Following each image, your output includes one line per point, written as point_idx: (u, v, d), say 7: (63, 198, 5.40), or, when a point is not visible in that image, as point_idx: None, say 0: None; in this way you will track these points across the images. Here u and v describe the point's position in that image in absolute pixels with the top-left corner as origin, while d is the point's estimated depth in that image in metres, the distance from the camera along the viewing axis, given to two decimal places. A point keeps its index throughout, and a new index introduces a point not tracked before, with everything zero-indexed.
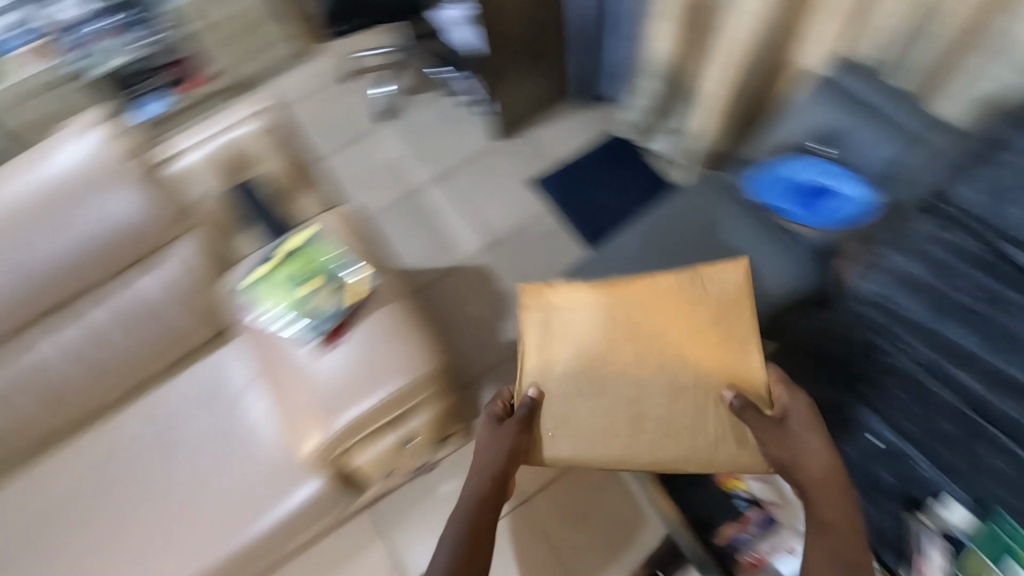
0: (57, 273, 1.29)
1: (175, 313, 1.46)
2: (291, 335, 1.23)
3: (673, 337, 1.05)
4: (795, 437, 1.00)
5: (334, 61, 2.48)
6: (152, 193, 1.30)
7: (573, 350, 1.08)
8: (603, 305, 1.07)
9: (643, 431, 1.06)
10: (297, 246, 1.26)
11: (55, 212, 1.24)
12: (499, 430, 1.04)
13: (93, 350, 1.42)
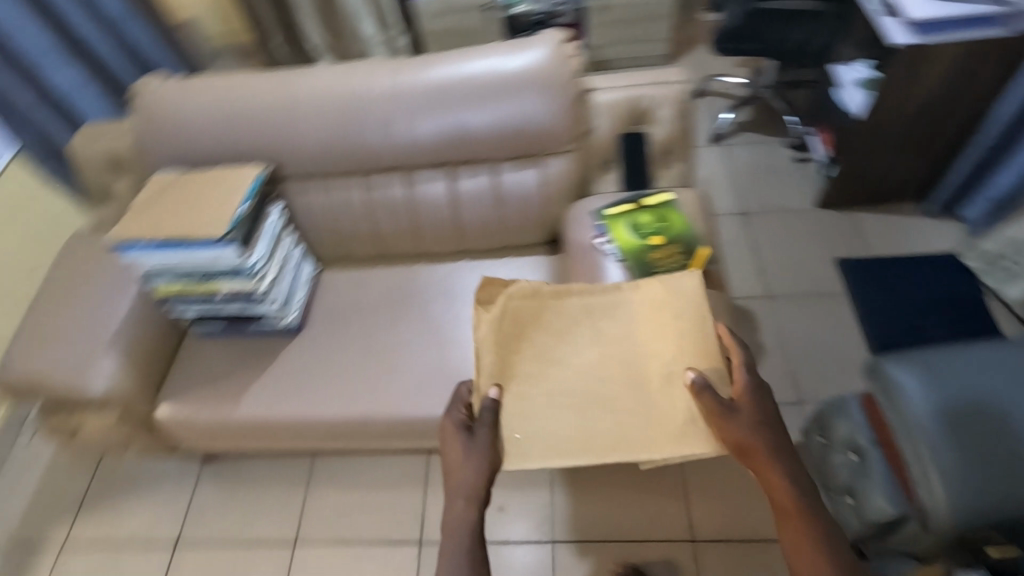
0: (354, 148, 1.27)
1: (503, 209, 1.32)
2: (627, 270, 1.13)
3: (604, 321, 1.01)
4: (745, 417, 0.89)
5: (651, 59, 2.46)
6: (545, 110, 1.22)
7: (513, 344, 0.99)
8: (501, 304, 1.00)
9: (584, 429, 0.94)
10: (652, 201, 1.17)
11: (434, 103, 1.23)
12: (470, 446, 0.94)
13: (339, 217, 1.36)
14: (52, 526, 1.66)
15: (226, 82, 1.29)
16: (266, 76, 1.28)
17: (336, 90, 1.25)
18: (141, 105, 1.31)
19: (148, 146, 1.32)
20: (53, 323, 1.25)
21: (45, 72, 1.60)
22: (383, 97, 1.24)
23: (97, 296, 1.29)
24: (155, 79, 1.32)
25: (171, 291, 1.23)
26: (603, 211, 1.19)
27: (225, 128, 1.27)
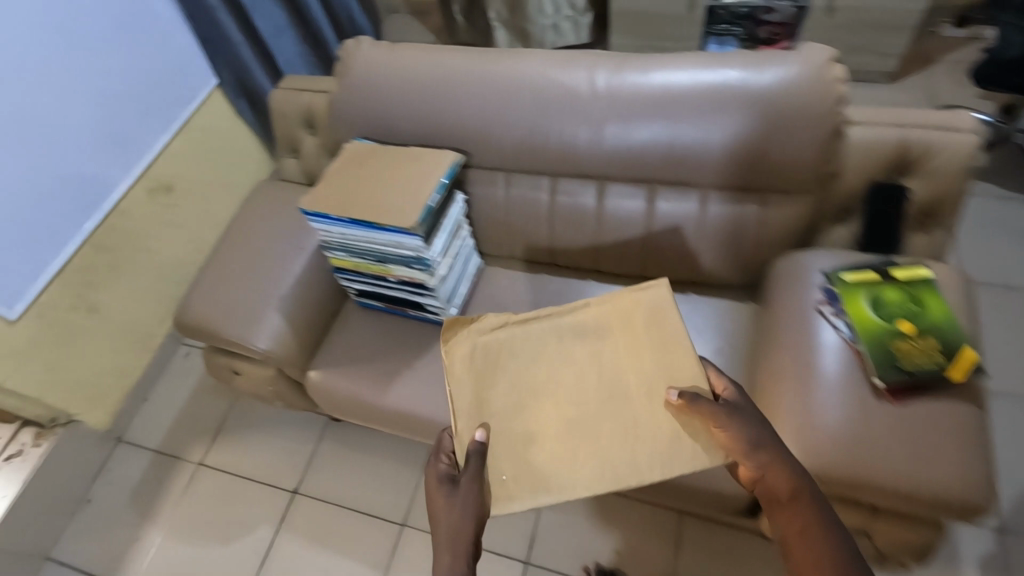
0: (554, 148, 1.17)
1: (700, 239, 1.16)
2: (854, 350, 0.95)
3: (587, 342, 0.93)
4: (747, 422, 0.82)
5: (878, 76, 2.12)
6: (789, 140, 1.03)
7: (490, 374, 0.92)
8: (496, 333, 0.95)
9: (573, 448, 0.85)
10: (908, 276, 0.98)
11: (656, 111, 1.09)
12: (457, 502, 0.82)
13: (518, 216, 1.26)
14: (194, 441, 1.81)
15: (435, 58, 1.22)
16: (475, 55, 1.20)
17: (546, 82, 1.15)
18: (347, 69, 1.28)
19: (349, 111, 1.29)
20: (237, 275, 1.31)
21: (256, 16, 1.97)
22: (598, 97, 1.12)
23: (278, 257, 1.32)
24: (365, 44, 1.27)
25: (347, 266, 1.21)
26: (840, 275, 1.00)
27: (426, 106, 1.21)
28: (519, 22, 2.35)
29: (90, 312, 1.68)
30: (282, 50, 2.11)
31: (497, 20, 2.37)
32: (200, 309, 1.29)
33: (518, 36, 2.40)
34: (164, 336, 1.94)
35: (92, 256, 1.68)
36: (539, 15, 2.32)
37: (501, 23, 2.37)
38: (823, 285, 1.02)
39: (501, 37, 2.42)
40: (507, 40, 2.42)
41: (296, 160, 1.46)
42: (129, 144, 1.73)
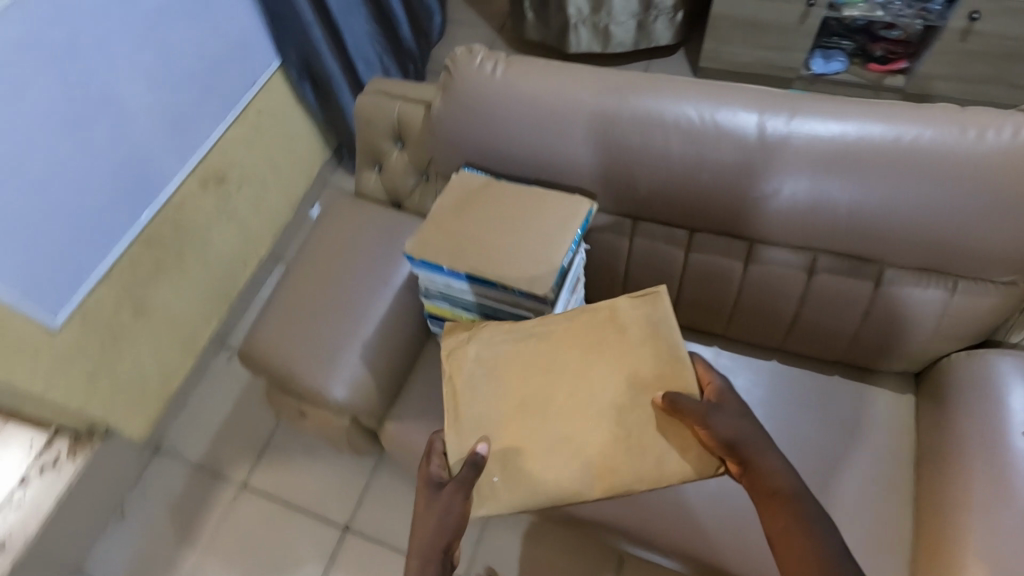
0: (708, 200, 0.99)
1: (857, 315, 1.02)
2: None
3: (581, 354, 0.94)
4: (732, 415, 0.85)
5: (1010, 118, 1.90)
6: (1001, 221, 0.87)
7: (484, 382, 0.96)
8: (498, 340, 0.97)
9: (562, 448, 0.90)
10: None
11: (846, 170, 0.91)
12: (441, 502, 0.88)
13: (645, 269, 1.12)
14: (238, 457, 1.68)
15: (570, 80, 1.04)
16: (617, 82, 1.02)
17: (708, 121, 0.96)
18: (457, 84, 1.09)
19: (456, 132, 1.12)
20: (317, 309, 1.16)
21: None
22: (772, 143, 0.93)
23: (364, 292, 1.17)
24: (481, 55, 1.09)
25: (446, 314, 1.11)
26: None
27: (557, 137, 1.04)
28: (601, 20, 2.13)
29: (136, 316, 1.53)
30: (351, 31, 1.93)
31: (575, 17, 2.12)
32: (274, 346, 1.14)
33: (598, 35, 2.18)
34: (207, 340, 1.79)
35: (141, 255, 1.52)
36: (622, 13, 2.11)
37: (580, 23, 2.14)
38: None
39: (576, 38, 2.19)
40: (586, 40, 2.19)
41: (379, 175, 1.30)
42: (186, 131, 1.56)
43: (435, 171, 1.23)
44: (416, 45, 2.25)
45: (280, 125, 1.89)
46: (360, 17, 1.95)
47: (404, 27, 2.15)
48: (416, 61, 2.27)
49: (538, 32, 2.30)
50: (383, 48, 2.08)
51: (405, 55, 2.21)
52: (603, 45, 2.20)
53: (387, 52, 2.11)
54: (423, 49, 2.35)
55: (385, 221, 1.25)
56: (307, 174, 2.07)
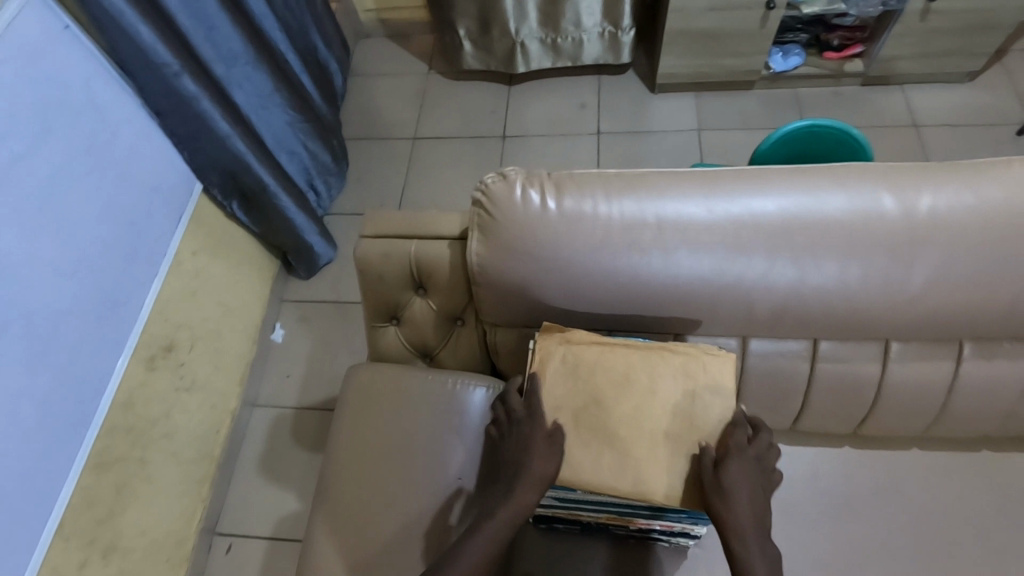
0: (840, 309, 0.83)
1: (1016, 397, 0.89)
2: None
3: (664, 391, 0.79)
4: (740, 475, 0.72)
5: (965, 89, 1.94)
6: None
7: (564, 385, 0.81)
8: (583, 358, 0.82)
9: (617, 462, 0.76)
10: None
11: (1001, 252, 0.78)
12: (526, 445, 0.78)
13: (764, 389, 0.94)
14: None
15: (646, 198, 0.85)
16: (699, 192, 0.84)
17: (827, 220, 0.81)
18: (500, 226, 0.87)
19: (508, 278, 0.88)
20: (384, 537, 0.93)
21: (232, 87, 1.48)
22: (909, 231, 0.79)
23: (431, 496, 0.95)
24: (520, 182, 0.87)
25: (565, 514, 0.88)
26: None
27: (642, 270, 0.84)
28: (551, 34, 1.97)
29: (107, 559, 1.21)
30: (265, 123, 1.61)
31: (523, 32, 1.96)
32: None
33: (551, 49, 2.01)
34: (197, 535, 1.47)
35: (97, 482, 1.20)
36: (572, 27, 1.95)
37: (529, 37, 1.97)
38: None
39: (526, 55, 2.02)
40: (538, 55, 2.03)
41: (399, 329, 1.06)
42: (114, 309, 1.26)
43: (472, 313, 1.01)
44: (332, 116, 1.94)
45: (221, 257, 1.58)
46: (274, 105, 1.61)
47: (317, 100, 1.85)
48: (336, 132, 1.94)
49: (479, 61, 2.07)
50: (305, 131, 1.73)
51: (328, 130, 1.87)
52: (554, 59, 2.04)
53: (309, 133, 1.75)
54: (337, 114, 2.02)
55: (427, 393, 1.02)
56: (261, 297, 1.75)
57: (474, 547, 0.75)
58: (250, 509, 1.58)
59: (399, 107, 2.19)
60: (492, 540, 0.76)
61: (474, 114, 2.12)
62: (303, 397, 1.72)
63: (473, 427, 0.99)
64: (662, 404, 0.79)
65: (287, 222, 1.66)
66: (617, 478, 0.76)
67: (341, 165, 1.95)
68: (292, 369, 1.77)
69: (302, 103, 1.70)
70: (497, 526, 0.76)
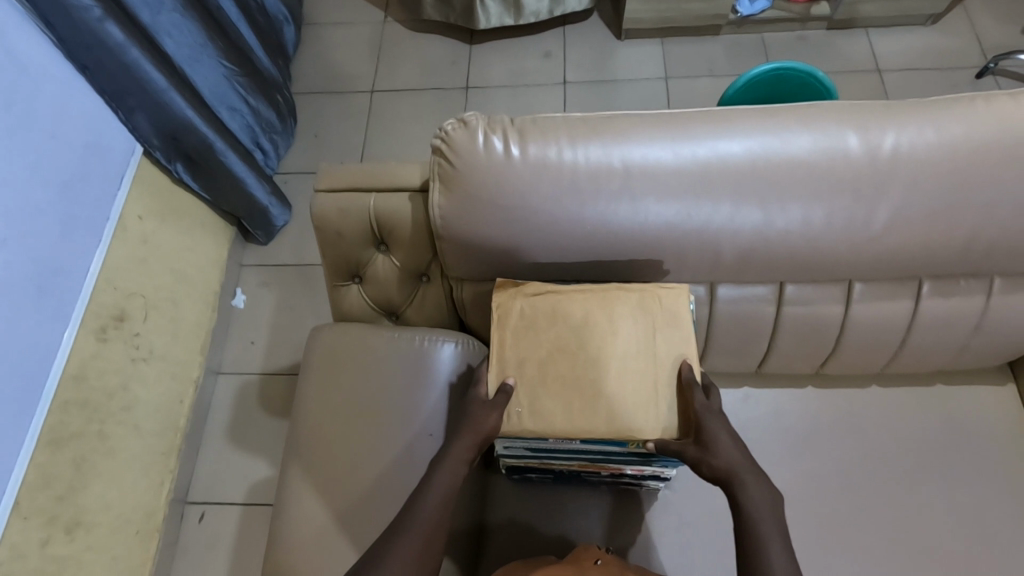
0: (804, 251, 0.83)
1: (967, 333, 0.92)
2: None
3: (624, 334, 0.78)
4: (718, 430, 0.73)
5: (928, 32, 1.93)
6: None
7: (524, 340, 0.80)
8: (543, 310, 0.80)
9: (586, 409, 0.75)
10: None
11: (963, 189, 0.78)
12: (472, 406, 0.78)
13: (730, 334, 0.95)
14: None
15: (611, 143, 0.82)
16: (662, 135, 0.82)
17: (793, 161, 0.80)
18: (461, 173, 0.83)
19: (470, 230, 0.85)
20: (355, 496, 0.93)
21: (161, 36, 1.36)
22: (875, 169, 0.79)
23: (399, 452, 0.94)
24: (481, 128, 0.83)
25: (537, 463, 0.89)
26: None
27: (606, 215, 0.82)
28: None
29: (71, 534, 1.18)
30: (202, 77, 1.49)
31: None
32: (322, 557, 0.91)
33: (511, 7, 1.90)
34: (167, 506, 1.45)
35: (53, 458, 1.16)
36: None
37: None
38: None
39: (486, 13, 1.91)
40: (497, 13, 1.92)
41: (362, 288, 1.03)
42: (55, 280, 1.18)
43: (437, 268, 0.98)
44: (277, 70, 1.82)
45: (170, 220, 1.49)
46: (209, 56, 1.50)
47: (258, 53, 1.73)
48: (280, 88, 1.82)
49: (439, 12, 1.97)
50: (244, 85, 1.62)
51: (270, 84, 1.75)
52: (516, 18, 1.93)
53: (249, 88, 1.64)
54: (284, 69, 1.90)
55: (391, 351, 0.99)
56: (218, 263, 1.67)
57: (425, 505, 0.74)
58: (222, 477, 1.55)
59: (354, 58, 2.08)
60: (439, 500, 0.75)
61: (433, 65, 2.03)
62: (268, 364, 1.68)
63: (441, 382, 0.97)
64: (624, 343, 0.78)
65: (238, 182, 1.57)
66: (586, 422, 0.75)
67: (285, 123, 1.85)
68: (256, 336, 1.72)
69: (238, 55, 1.59)
70: (443, 483, 0.76)
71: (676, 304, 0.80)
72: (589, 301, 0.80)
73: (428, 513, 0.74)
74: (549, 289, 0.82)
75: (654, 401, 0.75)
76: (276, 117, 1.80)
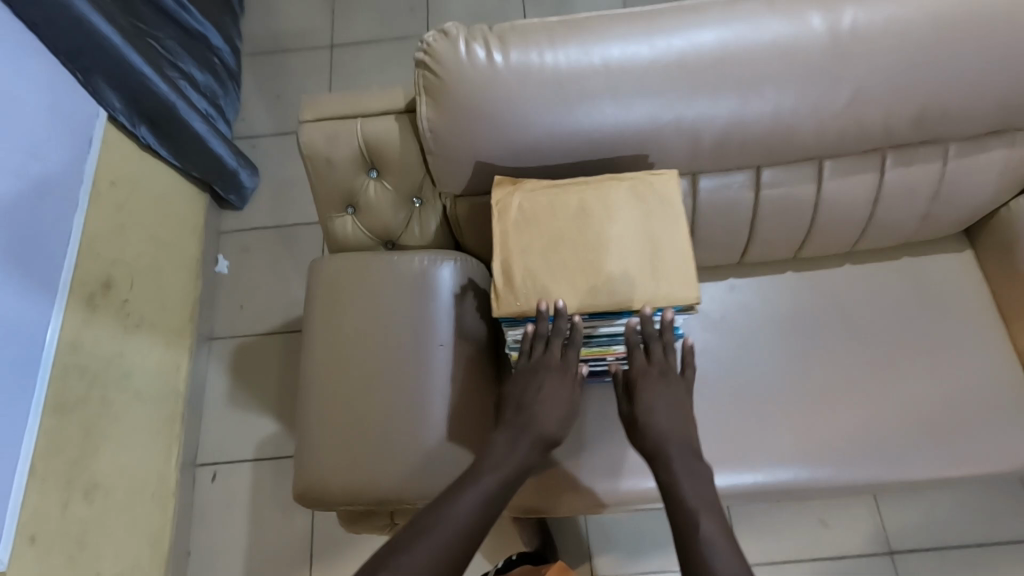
0: (776, 133, 0.88)
1: (926, 203, 0.99)
2: None
3: (616, 218, 0.79)
4: (650, 397, 0.81)
5: None
6: None
7: (520, 230, 0.80)
8: (538, 205, 0.81)
9: (584, 286, 0.76)
10: None
11: (914, 59, 0.84)
12: (536, 401, 0.78)
13: (714, 224, 1.00)
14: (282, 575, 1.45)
15: (589, 42, 0.85)
16: (636, 31, 0.85)
17: (761, 45, 0.84)
18: (447, 84, 0.85)
19: (461, 140, 0.88)
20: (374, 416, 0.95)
21: None
22: (836, 46, 0.84)
23: (414, 366, 0.98)
24: (462, 36, 0.85)
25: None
26: None
27: (591, 115, 0.86)
28: None
29: (90, 497, 1.20)
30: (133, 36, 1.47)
31: None
32: (350, 478, 0.93)
33: None
34: (178, 470, 1.46)
35: (60, 425, 1.16)
36: None
37: None
38: None
39: None
40: None
41: (356, 218, 1.03)
42: (35, 246, 1.17)
43: (430, 189, 1.00)
44: (216, 35, 1.78)
45: (144, 186, 1.47)
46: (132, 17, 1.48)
47: (192, 16, 1.69)
48: (217, 51, 1.79)
49: None
50: (173, 46, 1.60)
51: (201, 46, 1.72)
52: None
53: (180, 49, 1.62)
54: (228, 32, 1.86)
55: (395, 275, 1.01)
56: (196, 230, 1.65)
57: (468, 504, 0.70)
58: (228, 438, 1.57)
59: (309, 12, 2.03)
60: (462, 520, 0.69)
61: (391, 12, 2.00)
62: (260, 325, 1.68)
63: (447, 298, 1.01)
64: (617, 226, 0.79)
65: (198, 140, 1.53)
66: (584, 297, 0.76)
67: (227, 87, 1.83)
68: (245, 300, 1.71)
69: (158, 15, 1.57)
70: (471, 501, 0.71)
71: (667, 188, 0.80)
72: (583, 193, 0.81)
73: (466, 511, 0.70)
74: (543, 183, 0.82)
75: (654, 276, 0.76)
76: (215, 81, 1.76)
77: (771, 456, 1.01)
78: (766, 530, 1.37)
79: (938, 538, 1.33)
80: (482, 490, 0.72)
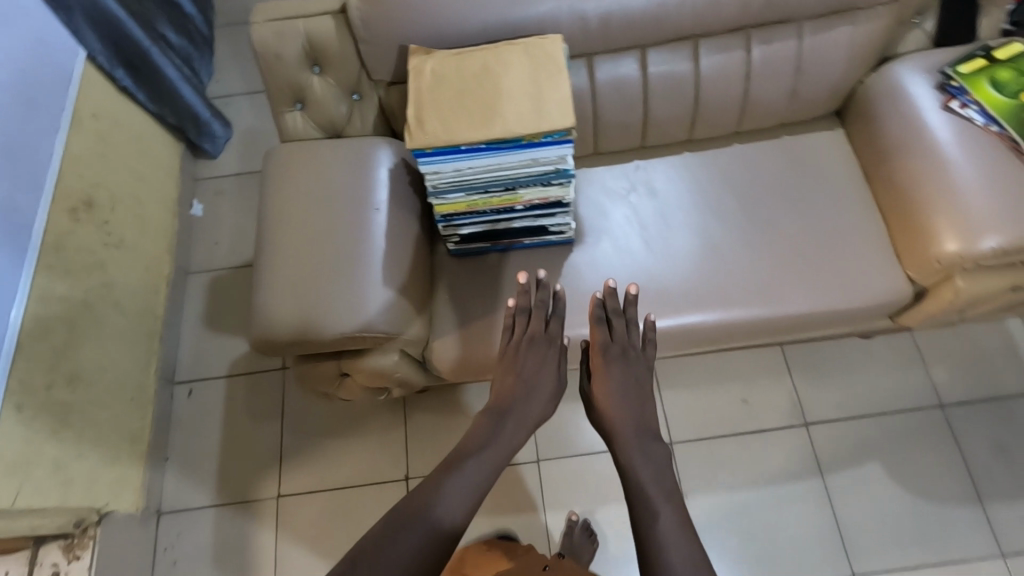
0: (651, 13, 1.05)
1: (791, 80, 1.16)
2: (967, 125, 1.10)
3: (509, 71, 0.97)
4: (612, 369, 1.03)
5: None
6: None
7: (431, 83, 0.97)
8: (447, 66, 0.99)
9: (479, 118, 0.92)
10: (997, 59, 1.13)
11: None
12: (521, 399, 1.02)
13: (612, 104, 1.16)
14: (254, 474, 1.57)
15: None
16: None
17: None
18: None
19: (385, 25, 1.04)
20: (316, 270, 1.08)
21: None
22: None
23: (354, 224, 1.10)
24: None
25: (464, 208, 1.04)
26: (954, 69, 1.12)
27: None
28: None
29: (72, 385, 1.32)
30: None
31: None
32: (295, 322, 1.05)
33: None
34: (157, 382, 1.59)
35: (46, 316, 1.29)
36: None
37: None
38: (943, 85, 1.13)
39: None
40: None
41: (303, 113, 1.18)
42: (20, 158, 1.31)
43: (367, 81, 1.17)
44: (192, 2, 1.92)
45: (124, 123, 1.61)
46: None
47: None
48: (194, 19, 1.92)
49: None
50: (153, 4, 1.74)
51: (179, 11, 1.86)
52: None
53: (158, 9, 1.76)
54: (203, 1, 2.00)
55: (335, 155, 1.16)
56: (173, 172, 1.80)
57: (462, 477, 0.91)
58: (203, 358, 1.70)
59: None
60: (459, 495, 0.89)
61: None
62: (233, 258, 1.82)
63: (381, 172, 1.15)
64: (509, 78, 0.96)
65: (170, 87, 1.68)
66: (479, 126, 0.92)
67: (202, 50, 1.97)
68: (218, 237, 1.86)
69: None
70: (464, 478, 0.91)
71: (551, 50, 0.99)
72: (483, 56, 0.99)
73: (462, 485, 0.90)
74: (452, 52, 1.00)
75: (537, 109, 0.92)
76: (190, 45, 1.90)
77: (668, 302, 1.15)
78: (692, 408, 1.50)
79: (843, 407, 1.48)
80: (474, 469, 0.92)
